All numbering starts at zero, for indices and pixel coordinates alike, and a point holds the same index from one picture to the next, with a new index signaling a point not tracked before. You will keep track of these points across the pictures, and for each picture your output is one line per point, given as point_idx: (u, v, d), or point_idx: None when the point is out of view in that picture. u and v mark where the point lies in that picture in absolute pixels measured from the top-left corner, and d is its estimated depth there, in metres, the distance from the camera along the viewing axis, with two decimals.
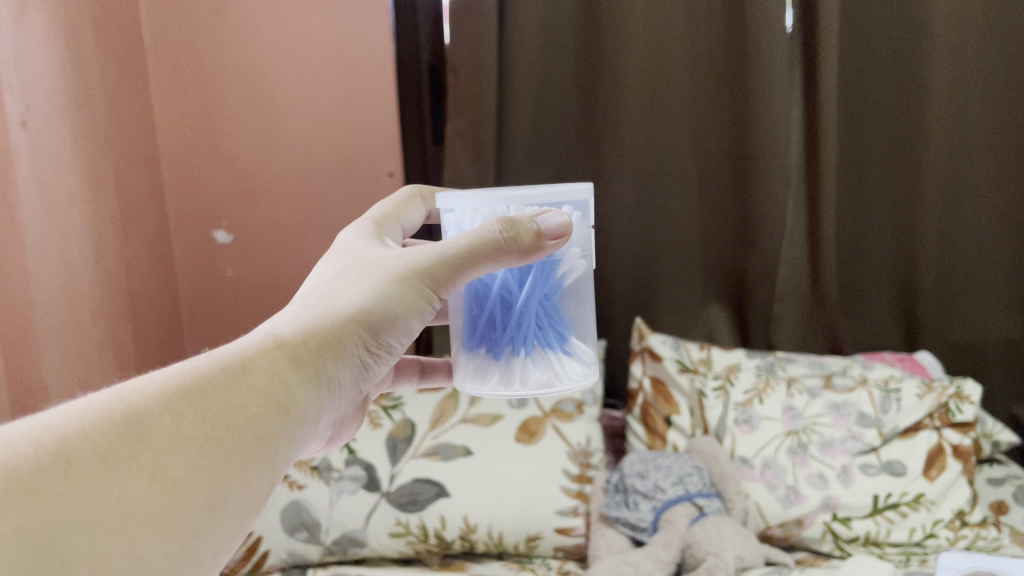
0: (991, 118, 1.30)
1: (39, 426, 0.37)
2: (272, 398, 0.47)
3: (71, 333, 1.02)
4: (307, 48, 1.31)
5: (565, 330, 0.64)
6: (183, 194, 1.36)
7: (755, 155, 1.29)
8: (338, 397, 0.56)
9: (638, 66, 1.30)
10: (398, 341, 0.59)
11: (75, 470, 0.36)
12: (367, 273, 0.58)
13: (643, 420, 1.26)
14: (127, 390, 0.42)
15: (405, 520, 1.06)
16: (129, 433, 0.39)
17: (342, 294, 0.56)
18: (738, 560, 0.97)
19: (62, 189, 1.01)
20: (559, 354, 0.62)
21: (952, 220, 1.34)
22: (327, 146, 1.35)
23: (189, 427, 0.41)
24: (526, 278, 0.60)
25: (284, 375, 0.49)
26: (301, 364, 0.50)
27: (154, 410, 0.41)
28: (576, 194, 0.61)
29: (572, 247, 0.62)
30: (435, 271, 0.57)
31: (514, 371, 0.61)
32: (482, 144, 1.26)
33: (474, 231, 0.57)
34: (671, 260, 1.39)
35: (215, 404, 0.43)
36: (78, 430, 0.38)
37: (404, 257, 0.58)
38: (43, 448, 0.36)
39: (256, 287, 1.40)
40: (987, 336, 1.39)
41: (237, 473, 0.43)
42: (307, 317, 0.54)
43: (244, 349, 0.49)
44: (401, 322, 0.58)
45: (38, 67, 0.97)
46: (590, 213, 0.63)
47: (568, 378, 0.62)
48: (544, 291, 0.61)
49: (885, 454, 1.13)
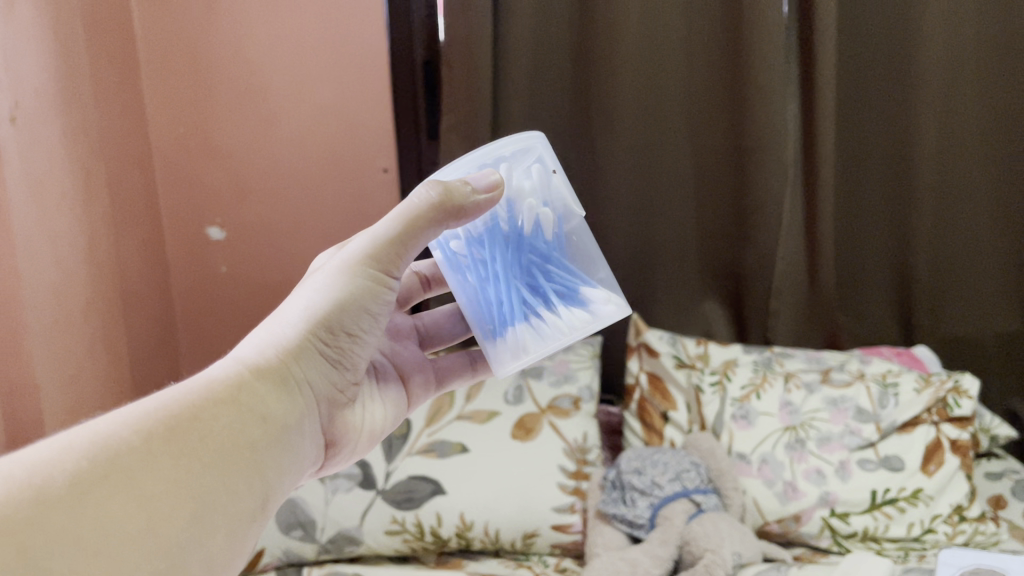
0: (989, 109, 1.29)
1: (10, 463, 0.38)
2: (245, 410, 0.48)
3: (62, 335, 1.01)
4: (299, 42, 1.29)
5: (559, 283, 0.66)
6: (176, 190, 1.35)
7: (750, 149, 1.28)
8: (317, 400, 0.56)
9: (631, 57, 1.28)
10: (367, 332, 0.59)
11: (48, 498, 0.37)
12: (316, 278, 0.58)
13: (640, 415, 1.25)
14: (95, 422, 0.42)
15: (401, 517, 1.05)
16: (97, 459, 0.40)
17: (294, 306, 0.57)
18: (735, 557, 0.97)
19: (52, 187, 1.00)
20: (554, 307, 0.65)
21: (951, 213, 1.34)
22: (321, 140, 1.34)
23: (159, 445, 0.42)
24: (491, 247, 0.63)
25: (252, 388, 0.50)
26: (270, 380, 0.51)
27: (122, 435, 0.42)
28: (526, 143, 0.65)
29: (527, 198, 0.63)
30: (378, 252, 0.57)
31: (518, 341, 0.64)
32: (476, 140, 1.25)
33: (404, 204, 0.57)
34: (666, 252, 1.39)
35: (187, 422, 0.44)
36: (50, 463, 0.39)
37: (344, 254, 0.58)
38: (15, 480, 0.37)
39: (251, 283, 1.40)
40: (984, 330, 1.40)
41: (219, 485, 0.44)
42: (265, 336, 0.54)
43: (210, 373, 0.49)
44: (355, 309, 0.56)
45: (27, 67, 0.96)
46: (551, 162, 0.66)
47: (571, 326, 0.65)
48: (515, 252, 0.64)
49: (884, 448, 1.12)
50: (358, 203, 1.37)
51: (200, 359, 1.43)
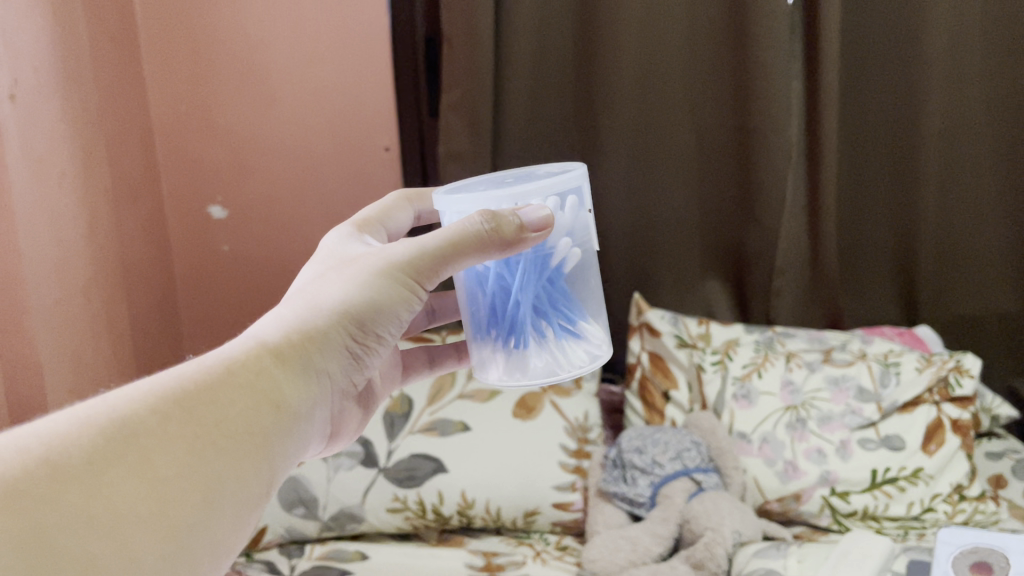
0: (994, 86, 1.28)
1: (27, 436, 0.38)
2: (262, 394, 0.48)
3: (65, 313, 1.01)
4: (300, 19, 1.28)
5: (570, 312, 0.67)
6: (177, 169, 1.35)
7: (754, 127, 1.28)
8: (332, 390, 0.56)
9: (633, 32, 1.27)
10: (388, 332, 0.58)
11: (62, 475, 0.37)
12: (350, 267, 0.58)
13: (641, 394, 1.24)
14: (114, 397, 0.42)
15: (403, 495, 1.06)
16: (113, 437, 0.40)
17: (324, 290, 0.56)
18: (735, 535, 0.97)
19: (52, 164, 1.00)
20: (560, 339, 0.66)
21: (954, 195, 1.33)
22: (322, 119, 1.33)
23: (175, 426, 0.42)
24: (518, 270, 0.63)
25: (272, 372, 0.49)
26: (290, 363, 0.51)
27: (138, 410, 0.42)
28: (569, 180, 0.63)
29: (562, 237, 0.63)
30: (417, 261, 0.57)
31: (518, 361, 0.65)
32: (479, 119, 1.24)
33: (456, 226, 0.58)
34: (668, 231, 1.38)
35: (205, 404, 0.44)
36: (65, 437, 0.39)
37: (384, 253, 0.58)
38: (30, 456, 0.37)
39: (252, 261, 1.39)
40: (986, 309, 1.39)
41: (230, 471, 0.44)
42: (291, 315, 0.54)
43: (230, 351, 0.49)
44: (388, 313, 0.57)
45: (25, 42, 0.96)
46: (585, 197, 0.65)
47: (569, 364, 0.66)
48: (539, 278, 0.64)
49: (884, 427, 1.13)
50: (360, 181, 1.36)
51: (202, 337, 1.43)
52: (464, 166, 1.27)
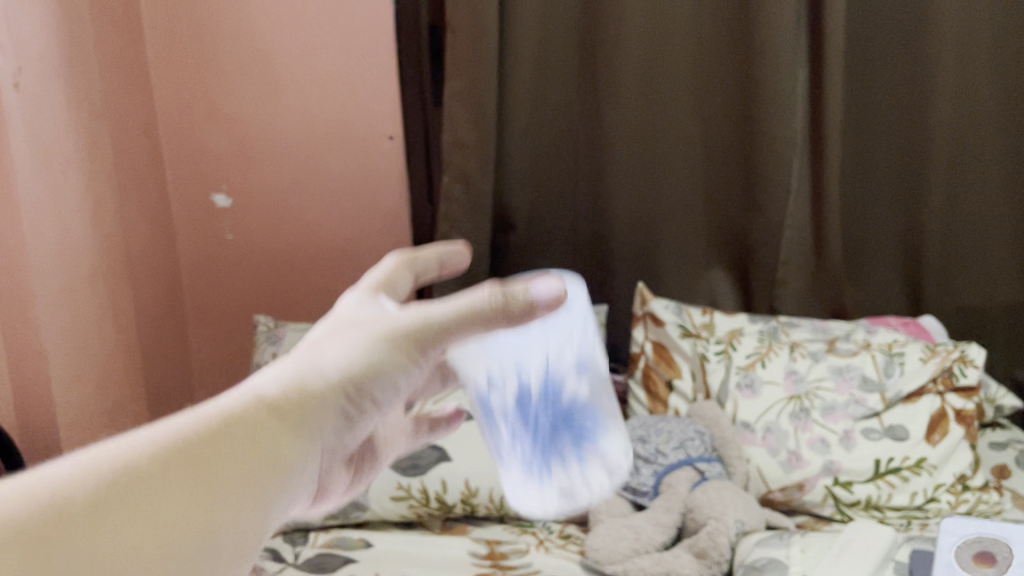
0: (1003, 74, 1.27)
1: (25, 481, 0.30)
2: (262, 458, 0.36)
3: (71, 299, 1.02)
4: (305, 7, 1.28)
5: (592, 435, 0.55)
6: (182, 157, 1.35)
7: (759, 116, 1.28)
8: (323, 469, 0.42)
9: (637, 19, 1.27)
10: (386, 407, 0.44)
11: (68, 524, 0.29)
12: (349, 330, 0.43)
13: (645, 384, 1.25)
14: (113, 441, 0.33)
15: (407, 483, 1.07)
16: (122, 484, 0.31)
17: (322, 354, 0.41)
18: (737, 524, 0.97)
19: (57, 152, 1.00)
20: (581, 465, 0.55)
21: (960, 184, 1.33)
22: (326, 108, 1.33)
23: (182, 478, 0.33)
24: (522, 399, 0.53)
25: (256, 442, 0.36)
26: (269, 433, 0.37)
27: (146, 455, 0.33)
28: (572, 298, 0.53)
29: (566, 362, 0.53)
30: (427, 331, 0.43)
31: (535, 490, 0.56)
32: (482, 107, 1.24)
33: (465, 295, 0.44)
34: (673, 220, 1.38)
35: (205, 463, 0.34)
36: (71, 484, 0.30)
37: (388, 317, 0.44)
38: (36, 500, 0.29)
39: (256, 249, 1.40)
40: (992, 301, 1.38)
41: (236, 545, 0.34)
42: (274, 377, 0.39)
43: (220, 406, 0.36)
44: (385, 384, 0.42)
45: (29, 29, 0.96)
46: (587, 314, 0.54)
47: (590, 488, 0.56)
48: (548, 407, 0.53)
49: (888, 418, 1.12)
50: (365, 170, 1.36)
51: (206, 325, 1.44)
52: (468, 155, 1.26)
